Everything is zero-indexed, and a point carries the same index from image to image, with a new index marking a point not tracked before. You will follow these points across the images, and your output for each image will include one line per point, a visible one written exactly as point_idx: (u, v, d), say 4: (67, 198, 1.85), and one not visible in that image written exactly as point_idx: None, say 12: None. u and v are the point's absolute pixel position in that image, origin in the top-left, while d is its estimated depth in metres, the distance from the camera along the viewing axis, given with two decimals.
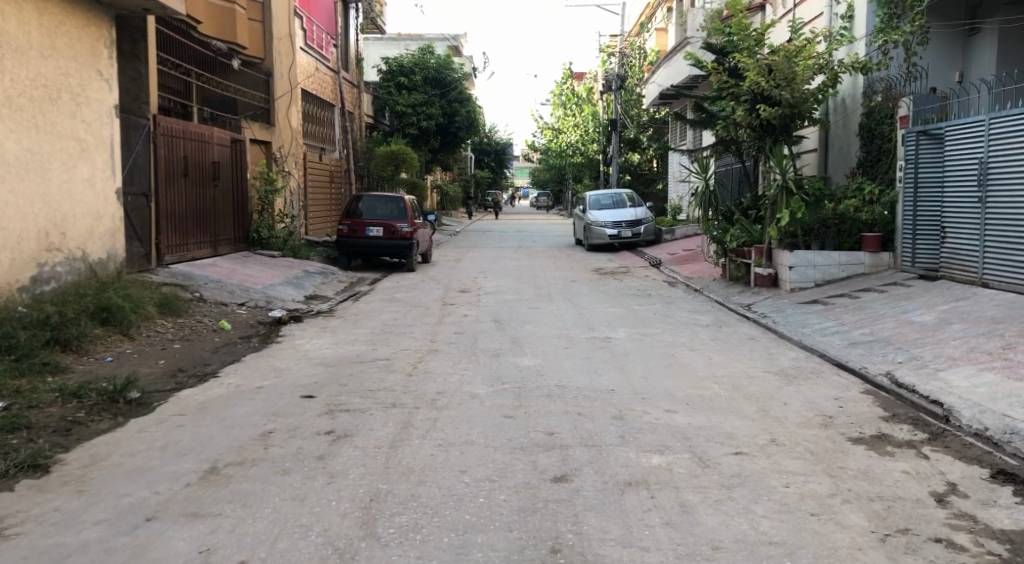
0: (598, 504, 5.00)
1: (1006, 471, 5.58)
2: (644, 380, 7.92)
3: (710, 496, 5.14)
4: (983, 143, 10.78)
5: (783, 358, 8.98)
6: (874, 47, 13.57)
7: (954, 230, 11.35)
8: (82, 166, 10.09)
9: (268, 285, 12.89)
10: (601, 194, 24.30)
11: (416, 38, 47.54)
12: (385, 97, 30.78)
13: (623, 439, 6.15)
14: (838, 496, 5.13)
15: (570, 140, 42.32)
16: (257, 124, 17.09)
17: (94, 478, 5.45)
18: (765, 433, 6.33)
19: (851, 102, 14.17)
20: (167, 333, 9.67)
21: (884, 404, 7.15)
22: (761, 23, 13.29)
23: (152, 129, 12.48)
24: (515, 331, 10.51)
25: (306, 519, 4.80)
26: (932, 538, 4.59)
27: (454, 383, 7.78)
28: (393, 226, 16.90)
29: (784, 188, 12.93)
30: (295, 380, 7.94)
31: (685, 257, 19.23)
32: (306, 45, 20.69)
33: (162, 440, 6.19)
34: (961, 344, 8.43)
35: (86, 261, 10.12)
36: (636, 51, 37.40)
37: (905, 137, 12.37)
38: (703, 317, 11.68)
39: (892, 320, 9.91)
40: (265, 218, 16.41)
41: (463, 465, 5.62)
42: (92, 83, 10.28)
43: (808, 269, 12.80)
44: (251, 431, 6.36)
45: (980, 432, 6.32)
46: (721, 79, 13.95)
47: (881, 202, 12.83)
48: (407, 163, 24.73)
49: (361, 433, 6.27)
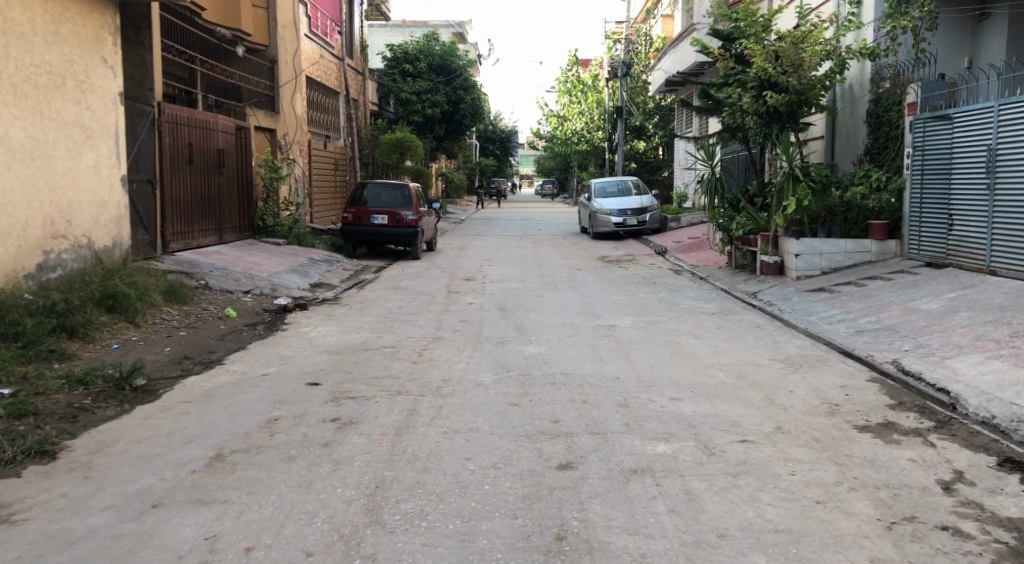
0: (603, 491, 5.00)
1: (1013, 459, 5.56)
2: (650, 367, 7.90)
3: (716, 484, 5.12)
4: (992, 129, 10.70)
5: (788, 346, 8.95)
6: (882, 33, 13.48)
7: (960, 217, 11.30)
8: (88, 153, 10.09)
9: (273, 274, 12.87)
10: (606, 180, 24.21)
11: (420, 25, 47.27)
12: (390, 84, 30.13)
13: (629, 427, 6.14)
14: (844, 484, 5.12)
15: (575, 128, 42.17)
16: (262, 112, 17.02)
17: (100, 465, 5.46)
18: (771, 421, 6.31)
19: (858, 88, 14.15)
20: (173, 320, 9.68)
21: (891, 392, 7.12)
22: (768, 9, 13.12)
23: (157, 117, 12.44)
24: (520, 319, 10.50)
25: (311, 505, 4.81)
26: (939, 526, 4.58)
27: (459, 371, 7.78)
28: (398, 214, 16.86)
29: (790, 175, 12.92)
30: (300, 367, 7.95)
31: (691, 245, 19.18)
32: (312, 32, 20.60)
33: (169, 427, 6.20)
34: (968, 332, 8.38)
35: (91, 249, 10.14)
36: (642, 37, 37.08)
37: (913, 124, 12.33)
38: (708, 305, 11.65)
39: (899, 307, 9.88)
40: (270, 205, 16.42)
41: (468, 452, 5.63)
42: (96, 69, 10.25)
43: (814, 257, 12.76)
44: (256, 419, 6.36)
45: (987, 420, 6.30)
46: (727, 65, 13.86)
47: (888, 189, 12.78)
48: (411, 150, 24.61)
49: (366, 421, 6.27)
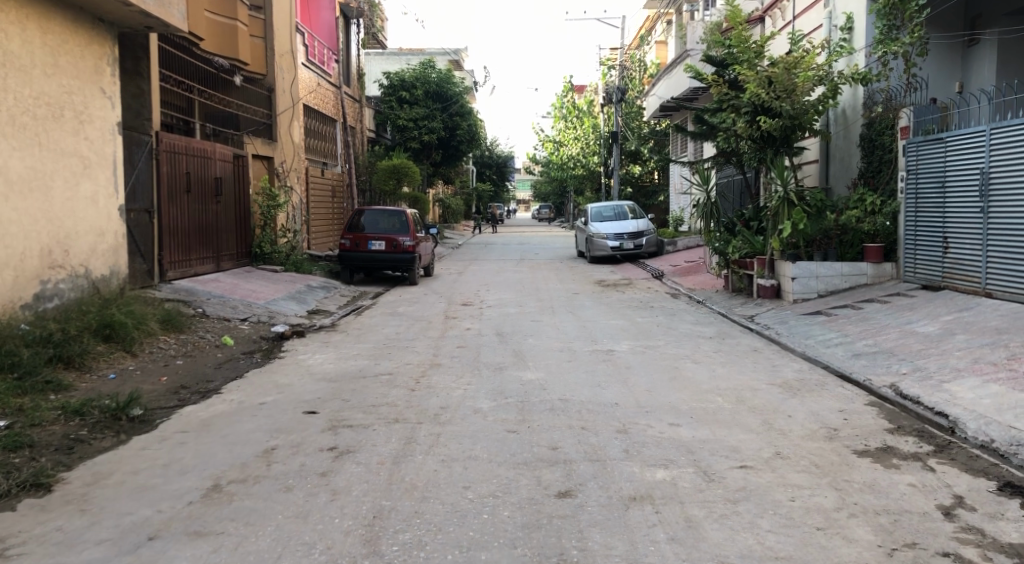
0: (602, 519, 4.98)
1: (1013, 484, 5.55)
2: (649, 393, 7.88)
3: (716, 511, 5.10)
4: (985, 153, 10.78)
5: (786, 370, 8.94)
6: (875, 59, 13.59)
7: (955, 240, 11.33)
8: (85, 183, 10.12)
9: (270, 301, 12.87)
10: (602, 206, 24.30)
11: (417, 52, 47.44)
12: (386, 111, 30.48)
13: (628, 453, 6.13)
14: (844, 510, 5.10)
15: (571, 153, 42.27)
16: (259, 140, 17.07)
17: (96, 497, 5.43)
18: (769, 446, 6.30)
19: (851, 113, 14.29)
20: (170, 349, 9.65)
21: (890, 416, 7.12)
22: (761, 36, 13.30)
23: (155, 146, 12.52)
24: (518, 344, 10.49)
25: (309, 537, 4.78)
26: (940, 552, 4.56)
27: (457, 398, 7.76)
28: (395, 240, 16.90)
29: (785, 199, 12.93)
30: (297, 395, 7.92)
31: (688, 268, 19.23)
32: (308, 61, 20.74)
33: (165, 458, 6.16)
34: (965, 354, 8.41)
35: (88, 279, 10.14)
36: (637, 63, 37.46)
37: (906, 148, 12.44)
38: (705, 329, 11.64)
39: (896, 330, 9.89)
40: (267, 233, 16.43)
41: (466, 481, 5.61)
42: (95, 100, 10.32)
43: (810, 280, 12.77)
44: (254, 448, 6.34)
45: (986, 444, 6.29)
46: (721, 91, 13.91)
47: (883, 212, 12.91)
48: (409, 176, 24.68)
49: (364, 449, 6.25)
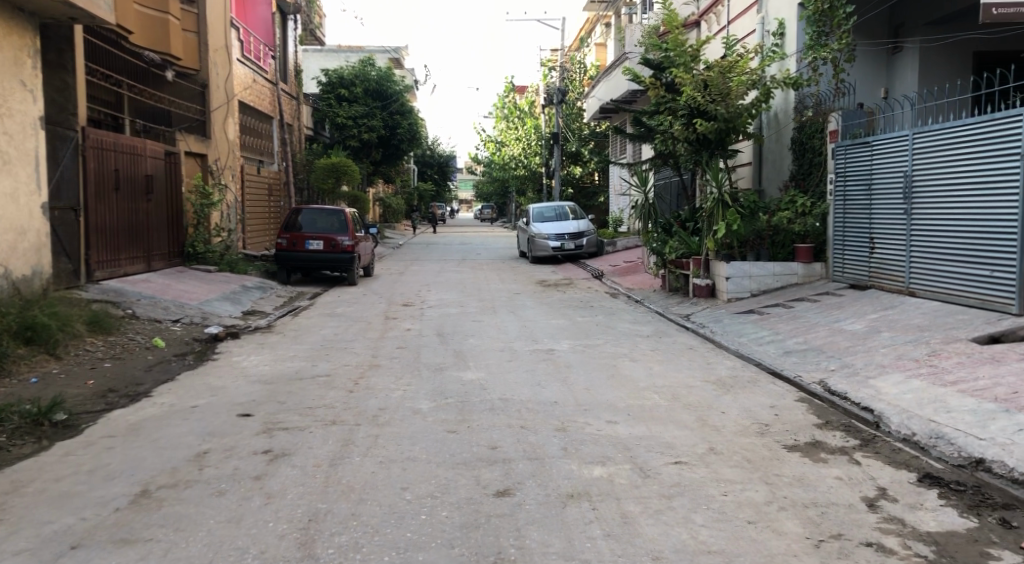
0: (540, 518, 5.00)
1: (932, 475, 5.76)
2: (588, 391, 7.94)
3: (651, 507, 5.17)
4: (908, 156, 11.17)
5: (720, 367, 9.11)
6: (806, 65, 13.98)
7: (881, 239, 11.72)
8: (4, 179, 9.74)
9: (204, 301, 12.59)
10: (544, 206, 24.36)
11: (358, 50, 47.12)
12: (324, 108, 29.85)
13: (566, 451, 6.16)
14: (773, 504, 5.22)
15: (512, 153, 42.34)
16: (192, 137, 16.69)
17: (14, 506, 5.23)
18: (703, 442, 6.41)
19: (784, 116, 14.68)
20: (97, 351, 9.36)
21: (818, 411, 7.31)
22: (697, 39, 13.55)
23: (81, 142, 12.12)
24: (458, 344, 10.47)
25: (241, 541, 4.69)
26: (864, 543, 4.71)
27: (396, 399, 7.70)
28: (333, 240, 16.69)
29: (719, 201, 13.21)
30: (231, 398, 7.76)
31: (627, 268, 19.51)
32: (244, 56, 20.33)
33: (91, 463, 5.98)
34: (890, 351, 8.70)
35: (8, 279, 9.77)
36: (578, 65, 37.77)
37: (835, 151, 12.82)
38: (643, 328, 11.79)
39: (825, 328, 10.19)
40: (200, 232, 16.06)
41: (404, 482, 5.57)
42: (15, 93, 9.95)
43: (743, 279, 13.06)
44: (185, 452, 6.19)
45: (908, 437, 6.53)
46: (658, 93, 14.21)
47: (812, 214, 13.24)
48: (348, 175, 24.42)
49: (299, 452, 6.17)
